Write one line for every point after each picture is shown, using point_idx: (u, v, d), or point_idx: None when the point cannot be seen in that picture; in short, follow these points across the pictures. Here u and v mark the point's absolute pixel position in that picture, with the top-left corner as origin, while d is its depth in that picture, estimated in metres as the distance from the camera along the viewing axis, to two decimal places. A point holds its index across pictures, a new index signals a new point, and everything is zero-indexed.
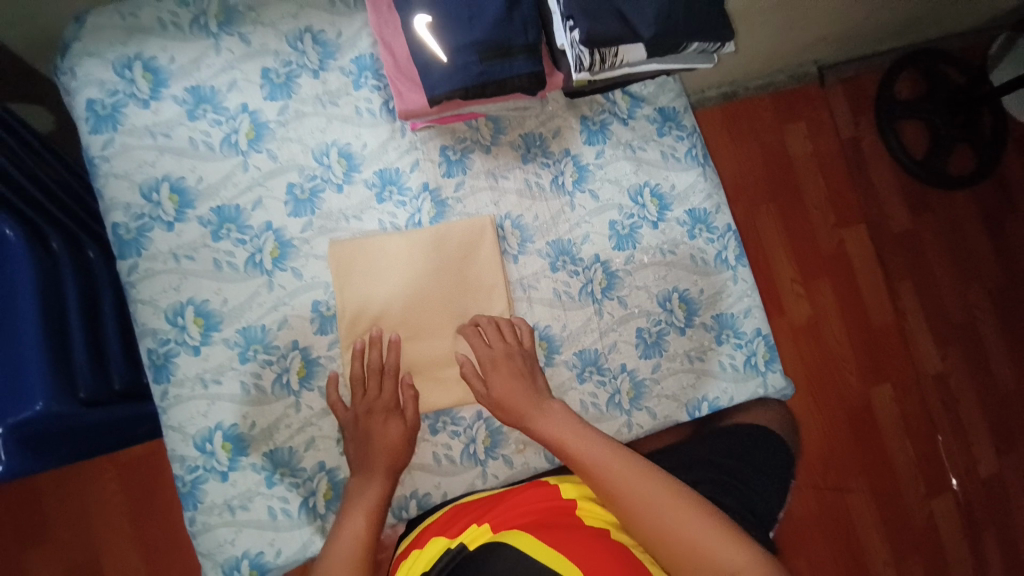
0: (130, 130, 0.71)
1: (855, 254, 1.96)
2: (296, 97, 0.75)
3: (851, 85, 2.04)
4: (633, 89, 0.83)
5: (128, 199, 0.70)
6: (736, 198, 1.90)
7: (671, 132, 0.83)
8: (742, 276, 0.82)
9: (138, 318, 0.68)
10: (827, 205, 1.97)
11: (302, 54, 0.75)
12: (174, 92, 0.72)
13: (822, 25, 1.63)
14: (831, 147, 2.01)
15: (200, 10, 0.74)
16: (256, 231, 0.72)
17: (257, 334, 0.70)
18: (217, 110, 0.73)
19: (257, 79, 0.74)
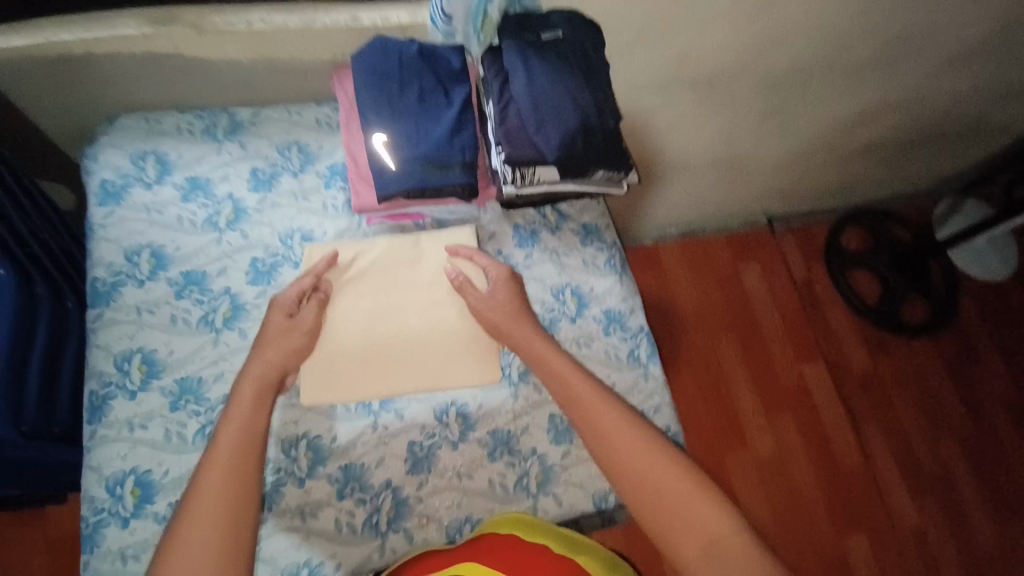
0: (129, 205, 0.87)
1: (816, 390, 2.03)
2: (275, 191, 0.90)
3: (800, 234, 2.25)
4: (561, 207, 0.99)
5: (112, 258, 0.84)
6: (688, 329, 2.05)
7: (592, 244, 0.98)
8: (653, 373, 0.92)
9: (90, 361, 0.80)
10: (785, 341, 2.08)
11: (287, 159, 0.93)
12: (175, 179, 0.89)
13: (766, 174, 1.88)
14: (785, 286, 2.17)
15: (211, 122, 0.93)
16: (215, 293, 0.85)
17: (192, 386, 0.80)
18: (207, 194, 0.89)
19: (245, 176, 0.90)
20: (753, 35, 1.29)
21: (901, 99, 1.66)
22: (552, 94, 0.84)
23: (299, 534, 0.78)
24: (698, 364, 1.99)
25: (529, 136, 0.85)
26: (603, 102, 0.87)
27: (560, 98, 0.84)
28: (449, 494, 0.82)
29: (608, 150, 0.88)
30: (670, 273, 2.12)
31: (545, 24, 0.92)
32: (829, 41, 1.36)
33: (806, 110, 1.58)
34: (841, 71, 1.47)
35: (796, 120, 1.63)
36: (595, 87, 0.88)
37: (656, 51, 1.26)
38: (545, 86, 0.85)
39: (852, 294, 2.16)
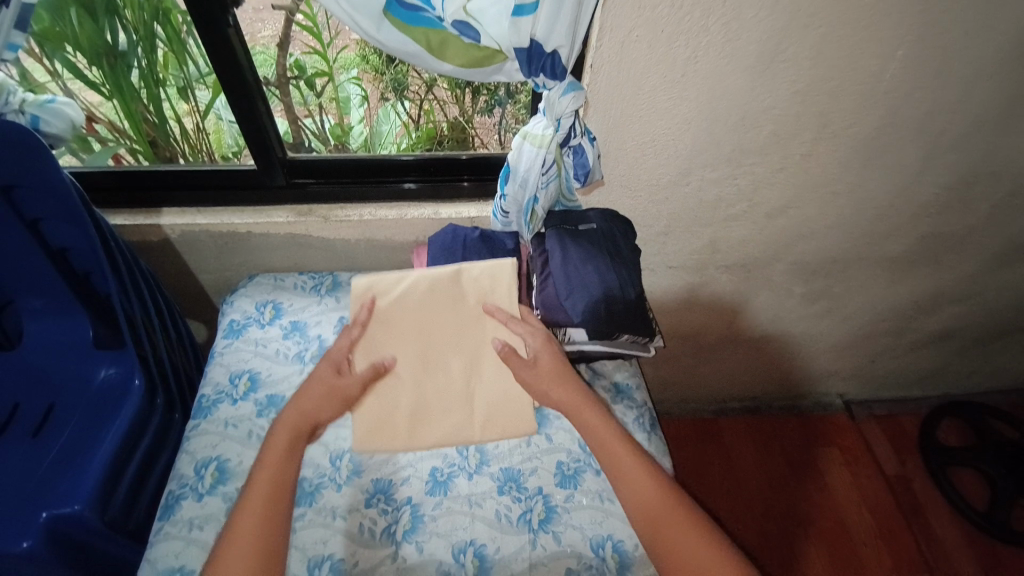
0: (262, 278, 1.09)
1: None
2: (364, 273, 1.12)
3: (887, 423, 1.91)
4: (594, 364, 1.04)
5: (247, 307, 1.04)
6: (750, 514, 1.67)
7: (621, 402, 0.99)
8: (655, 439, 0.95)
9: (210, 374, 0.95)
10: (877, 544, 1.63)
11: None
12: (302, 278, 1.10)
13: (831, 385, 1.84)
14: (871, 476, 1.78)
15: (319, 281, 1.10)
16: (310, 338, 1.00)
17: (278, 401, 0.92)
18: (315, 273, 1.12)
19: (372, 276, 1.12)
20: (778, 229, 1.22)
21: (951, 331, 1.66)
22: (584, 271, 0.95)
23: (329, 531, 0.81)
24: (773, 552, 1.60)
25: (564, 232, 0.99)
26: (628, 272, 0.97)
27: (588, 274, 0.94)
28: (504, 517, 0.83)
29: (631, 316, 0.94)
30: (733, 447, 1.82)
31: (582, 216, 1.04)
32: (864, 233, 1.27)
33: (848, 298, 1.46)
34: (876, 262, 1.36)
35: (849, 308, 1.50)
36: (617, 264, 0.97)
37: (688, 238, 1.22)
38: (575, 262, 0.95)
39: (955, 492, 1.71)
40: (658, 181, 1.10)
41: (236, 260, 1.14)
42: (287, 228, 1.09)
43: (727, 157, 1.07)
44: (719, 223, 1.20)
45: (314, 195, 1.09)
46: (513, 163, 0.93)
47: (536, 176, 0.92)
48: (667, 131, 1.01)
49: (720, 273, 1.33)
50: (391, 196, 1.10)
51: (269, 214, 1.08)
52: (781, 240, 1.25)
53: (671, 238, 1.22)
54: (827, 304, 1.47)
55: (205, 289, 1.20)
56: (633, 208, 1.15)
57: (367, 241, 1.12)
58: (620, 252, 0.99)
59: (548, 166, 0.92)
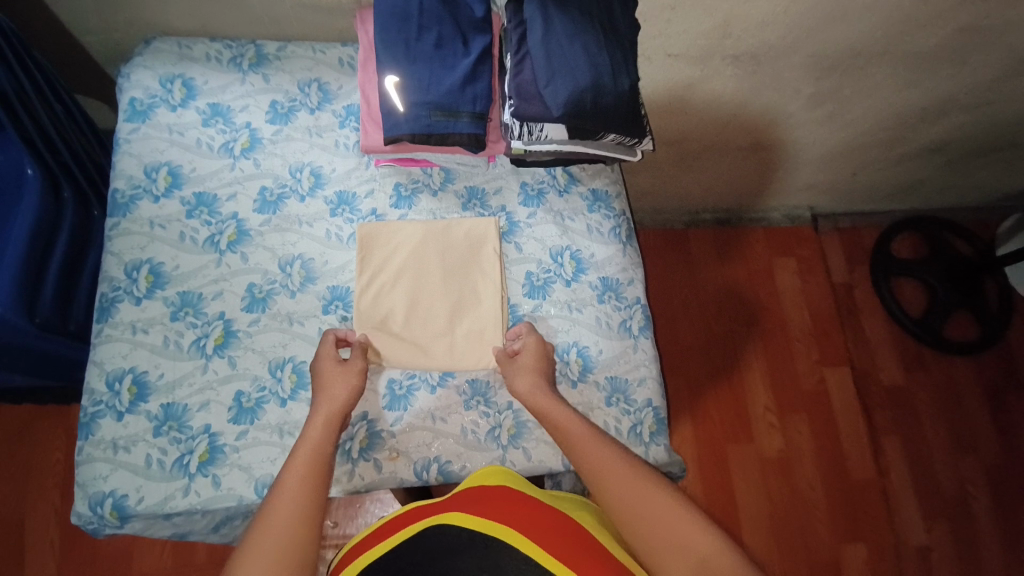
0: (163, 44, 0.86)
1: (839, 396, 1.74)
2: (295, 43, 0.89)
3: (848, 237, 1.94)
4: (573, 170, 0.92)
5: (149, 83, 0.84)
6: (701, 317, 1.78)
7: (600, 211, 0.90)
8: (630, 252, 0.90)
9: (120, 166, 0.80)
10: (811, 342, 1.79)
11: (324, 53, 0.89)
12: (218, 47, 0.87)
13: (807, 198, 1.81)
14: (819, 284, 1.87)
15: (239, 52, 0.87)
16: (237, 126, 0.83)
17: (208, 201, 0.80)
18: (232, 40, 0.89)
19: (307, 47, 0.89)
20: (809, 5, 1.01)
21: (944, 144, 1.57)
22: (570, 53, 0.74)
23: (287, 335, 0.76)
24: (716, 350, 1.75)
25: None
26: (624, 57, 0.77)
27: (574, 56, 0.74)
28: (471, 325, 0.81)
29: (622, 113, 0.77)
30: (697, 255, 1.85)
31: None
32: (904, 18, 1.07)
33: (858, 102, 1.31)
34: (902, 59, 1.18)
35: (854, 114, 1.36)
36: (612, 45, 0.76)
37: (698, 17, 1.00)
38: (561, 40, 0.75)
39: (895, 303, 1.84)
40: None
41: (120, 17, 0.86)
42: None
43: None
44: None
45: None
46: None
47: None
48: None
49: (726, 66, 1.13)
50: None
51: None
52: (807, 21, 1.04)
53: (679, 13, 0.99)
54: (833, 107, 1.32)
55: (92, 55, 0.94)
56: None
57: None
58: (617, 30, 0.79)
59: None
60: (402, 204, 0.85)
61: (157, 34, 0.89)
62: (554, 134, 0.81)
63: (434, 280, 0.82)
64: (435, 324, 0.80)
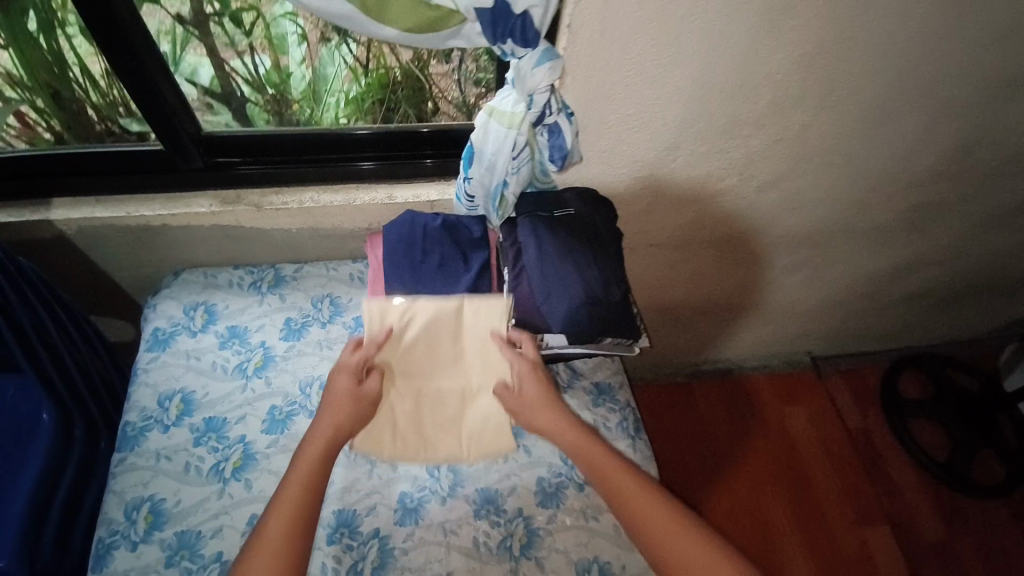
0: (191, 272, 0.94)
1: (885, 560, 1.59)
2: (311, 263, 0.98)
3: (851, 377, 1.94)
4: (575, 364, 0.94)
5: (173, 312, 0.90)
6: (724, 481, 1.69)
7: (604, 404, 0.90)
8: (640, 446, 0.87)
9: (135, 397, 0.82)
10: (842, 498, 1.68)
11: (336, 271, 0.97)
12: (240, 272, 0.95)
13: (806, 345, 1.84)
14: (838, 435, 1.81)
15: (260, 276, 0.95)
16: (251, 346, 0.88)
17: (217, 425, 0.80)
18: (254, 265, 0.97)
19: (321, 267, 0.98)
20: (766, 203, 1.13)
21: (922, 291, 1.65)
22: (563, 272, 0.79)
23: None
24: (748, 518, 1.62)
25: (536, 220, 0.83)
26: (613, 269, 0.80)
27: (566, 274, 0.79)
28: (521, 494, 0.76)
29: (616, 319, 0.78)
30: (704, 408, 1.82)
31: (559, 202, 0.87)
32: (856, 203, 1.19)
33: (831, 267, 1.41)
34: (863, 232, 1.29)
35: (830, 274, 1.45)
36: (600, 260, 0.80)
37: (673, 216, 1.11)
38: (552, 260, 0.79)
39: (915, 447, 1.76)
40: (646, 155, 0.95)
41: (152, 255, 0.93)
42: (209, 219, 0.87)
43: (722, 130, 0.93)
44: (708, 199, 1.08)
45: (248, 174, 0.86)
46: (477, 144, 0.75)
47: (505, 160, 0.74)
48: (657, 102, 0.86)
49: (703, 249, 1.24)
50: (346, 177, 0.88)
51: (190, 203, 0.86)
52: (769, 212, 1.16)
53: (654, 216, 1.10)
54: (809, 270, 1.41)
55: (121, 288, 1.00)
56: (618, 188, 1.00)
57: (310, 231, 0.91)
58: (601, 239, 0.83)
59: (520, 150, 0.74)
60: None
61: (184, 265, 0.96)
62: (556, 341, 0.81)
63: (444, 364, 0.82)
64: (444, 416, 0.82)
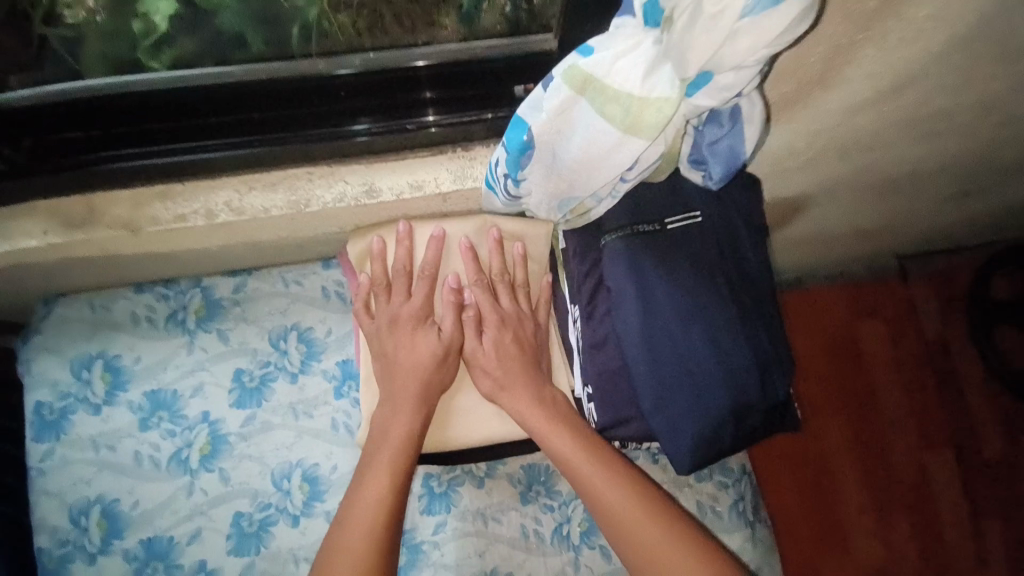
0: (71, 301, 0.61)
1: (944, 490, 1.20)
2: (259, 271, 0.63)
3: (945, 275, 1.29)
4: None
5: (57, 376, 0.59)
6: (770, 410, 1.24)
7: (710, 477, 0.63)
8: (760, 536, 0.62)
9: (39, 513, 0.57)
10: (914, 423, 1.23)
11: (301, 286, 0.63)
12: (150, 296, 0.61)
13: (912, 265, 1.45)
14: (912, 352, 1.26)
15: (180, 303, 0.61)
16: (189, 422, 0.59)
17: (162, 549, 0.57)
18: (169, 282, 0.62)
19: (274, 278, 0.63)
20: (992, 134, 0.65)
21: None
22: (684, 346, 0.45)
23: None
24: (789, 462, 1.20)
25: (642, 231, 0.47)
26: (771, 336, 0.48)
27: (692, 351, 0.45)
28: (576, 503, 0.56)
29: (771, 423, 0.47)
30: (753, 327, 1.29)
31: (672, 197, 0.49)
32: None
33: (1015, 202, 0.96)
34: None
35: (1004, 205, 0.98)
36: (751, 319, 0.47)
37: (835, 172, 0.66)
38: (670, 329, 0.46)
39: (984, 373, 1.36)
40: (838, 101, 0.50)
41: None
42: (56, 252, 0.50)
43: (1004, 52, 0.48)
44: (900, 142, 0.61)
45: (103, 172, 0.47)
46: (548, 142, 0.37)
47: (609, 176, 0.38)
48: (912, 11, 0.40)
49: (854, 207, 0.79)
50: (283, 156, 0.49)
51: (10, 234, 0.48)
52: (984, 147, 0.68)
53: (801, 174, 0.64)
54: (979, 208, 0.95)
55: None
56: (762, 151, 0.57)
57: (244, 244, 0.56)
58: (748, 276, 0.49)
59: (643, 163, 0.37)
60: (437, 507, 0.60)
61: (63, 289, 0.63)
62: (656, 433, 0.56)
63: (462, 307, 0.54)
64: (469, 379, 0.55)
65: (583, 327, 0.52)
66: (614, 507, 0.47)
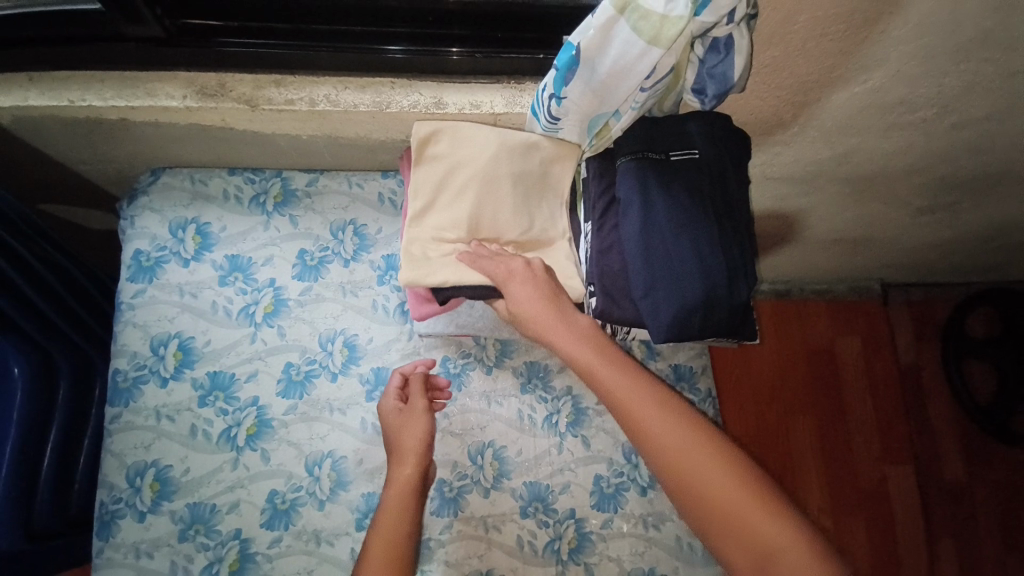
0: (174, 173, 0.74)
1: (901, 500, 1.30)
2: (327, 173, 0.76)
3: (918, 309, 1.42)
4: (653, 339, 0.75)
5: (156, 231, 0.72)
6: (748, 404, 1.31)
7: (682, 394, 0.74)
8: None
9: (122, 339, 0.69)
10: (872, 427, 1.33)
11: (360, 189, 0.75)
12: (237, 180, 0.74)
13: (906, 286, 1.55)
14: (887, 372, 1.37)
15: (262, 189, 0.74)
16: (259, 285, 0.72)
17: (224, 382, 0.68)
18: (255, 170, 0.75)
19: (339, 179, 0.76)
20: (957, 142, 0.74)
21: None
22: (675, 252, 0.56)
23: (312, 560, 0.64)
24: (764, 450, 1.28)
25: (652, 157, 0.59)
26: (743, 254, 0.58)
27: (679, 257, 0.56)
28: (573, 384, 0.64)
29: (732, 326, 0.58)
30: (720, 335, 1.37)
31: (677, 136, 0.60)
32: None
33: (999, 230, 1.06)
34: None
35: (984, 231, 1.06)
36: (729, 240, 0.57)
37: (829, 151, 0.76)
38: (665, 237, 0.56)
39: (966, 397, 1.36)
40: (823, 73, 0.61)
41: (122, 150, 0.72)
42: (190, 116, 0.64)
43: (954, 49, 0.57)
44: (875, 132, 0.71)
45: (231, 51, 0.60)
46: (587, 54, 0.47)
47: (631, 85, 0.49)
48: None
49: (846, 197, 0.90)
50: (373, 65, 0.62)
51: (156, 92, 0.62)
52: (954, 155, 0.78)
53: (794, 145, 0.75)
54: (958, 227, 1.03)
55: (98, 185, 0.81)
56: (760, 113, 0.68)
57: (326, 138, 0.69)
58: (732, 208, 0.59)
59: (655, 74, 0.49)
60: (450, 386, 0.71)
61: (165, 164, 0.76)
62: (638, 332, 0.66)
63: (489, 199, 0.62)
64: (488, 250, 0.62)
65: (593, 238, 0.62)
66: (623, 396, 0.54)
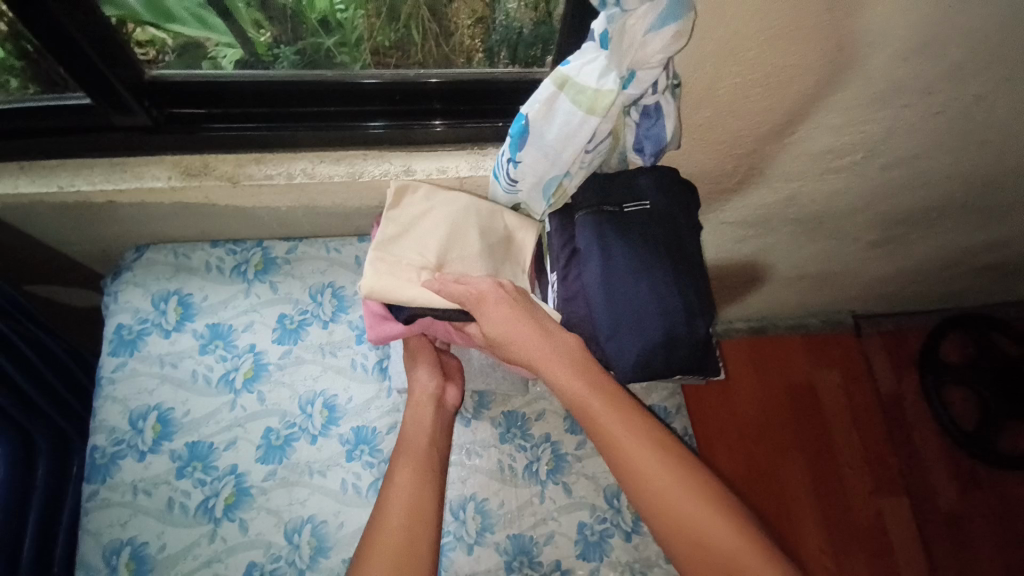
0: (158, 248, 0.77)
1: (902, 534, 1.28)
2: (306, 240, 0.80)
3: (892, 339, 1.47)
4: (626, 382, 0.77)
5: (139, 305, 0.74)
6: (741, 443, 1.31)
7: None
8: None
9: (101, 414, 0.69)
10: (865, 462, 1.33)
11: (337, 254, 0.79)
12: (219, 251, 0.78)
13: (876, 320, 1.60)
14: (867, 401, 1.39)
15: (243, 258, 0.78)
16: (239, 351, 0.73)
17: (202, 452, 0.68)
18: (237, 242, 0.79)
19: (317, 245, 0.79)
20: (889, 182, 0.81)
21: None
22: (635, 294, 0.60)
23: None
24: (762, 493, 1.27)
25: (606, 209, 0.64)
26: (698, 294, 0.61)
27: (638, 299, 0.59)
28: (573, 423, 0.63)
29: (696, 363, 0.60)
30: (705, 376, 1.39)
31: (628, 190, 0.65)
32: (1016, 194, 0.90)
33: (949, 261, 1.13)
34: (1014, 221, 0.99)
35: (936, 263, 1.13)
36: (684, 281, 0.61)
37: (774, 195, 0.83)
38: (624, 281, 0.60)
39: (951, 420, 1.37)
40: (754, 127, 0.68)
41: (108, 230, 0.75)
42: (173, 195, 0.68)
43: (866, 100, 0.64)
44: (812, 176, 0.78)
45: (215, 135, 0.66)
46: (535, 124, 0.53)
47: (576, 150, 0.54)
48: (797, 62, 0.58)
49: (799, 236, 0.96)
50: (346, 140, 0.68)
51: (142, 175, 0.67)
52: (888, 195, 0.85)
53: (741, 192, 0.81)
54: (910, 260, 1.09)
55: (85, 264, 0.83)
56: (705, 165, 0.74)
57: (304, 209, 0.74)
58: (685, 252, 0.63)
59: (598, 138, 0.55)
60: None
61: (149, 239, 0.79)
62: None
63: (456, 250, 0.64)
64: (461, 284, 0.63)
65: (559, 286, 0.65)
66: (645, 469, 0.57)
